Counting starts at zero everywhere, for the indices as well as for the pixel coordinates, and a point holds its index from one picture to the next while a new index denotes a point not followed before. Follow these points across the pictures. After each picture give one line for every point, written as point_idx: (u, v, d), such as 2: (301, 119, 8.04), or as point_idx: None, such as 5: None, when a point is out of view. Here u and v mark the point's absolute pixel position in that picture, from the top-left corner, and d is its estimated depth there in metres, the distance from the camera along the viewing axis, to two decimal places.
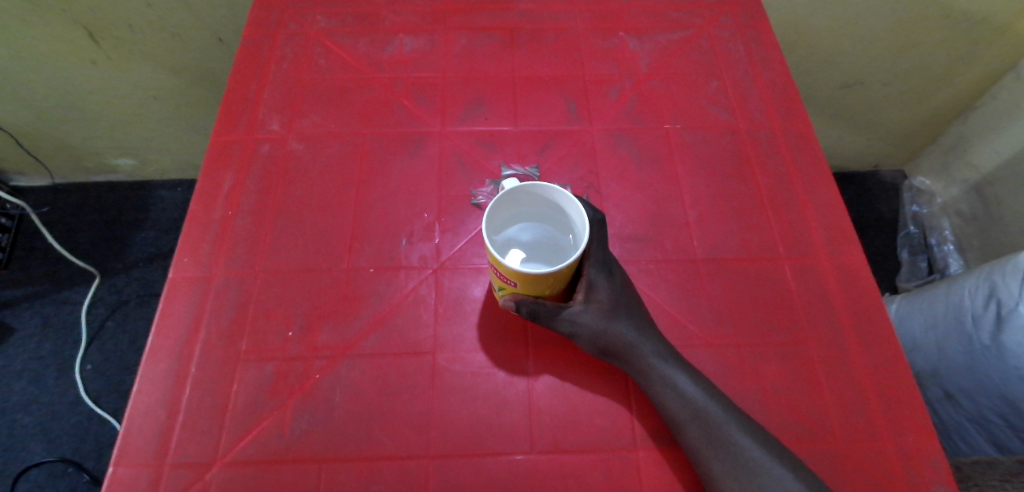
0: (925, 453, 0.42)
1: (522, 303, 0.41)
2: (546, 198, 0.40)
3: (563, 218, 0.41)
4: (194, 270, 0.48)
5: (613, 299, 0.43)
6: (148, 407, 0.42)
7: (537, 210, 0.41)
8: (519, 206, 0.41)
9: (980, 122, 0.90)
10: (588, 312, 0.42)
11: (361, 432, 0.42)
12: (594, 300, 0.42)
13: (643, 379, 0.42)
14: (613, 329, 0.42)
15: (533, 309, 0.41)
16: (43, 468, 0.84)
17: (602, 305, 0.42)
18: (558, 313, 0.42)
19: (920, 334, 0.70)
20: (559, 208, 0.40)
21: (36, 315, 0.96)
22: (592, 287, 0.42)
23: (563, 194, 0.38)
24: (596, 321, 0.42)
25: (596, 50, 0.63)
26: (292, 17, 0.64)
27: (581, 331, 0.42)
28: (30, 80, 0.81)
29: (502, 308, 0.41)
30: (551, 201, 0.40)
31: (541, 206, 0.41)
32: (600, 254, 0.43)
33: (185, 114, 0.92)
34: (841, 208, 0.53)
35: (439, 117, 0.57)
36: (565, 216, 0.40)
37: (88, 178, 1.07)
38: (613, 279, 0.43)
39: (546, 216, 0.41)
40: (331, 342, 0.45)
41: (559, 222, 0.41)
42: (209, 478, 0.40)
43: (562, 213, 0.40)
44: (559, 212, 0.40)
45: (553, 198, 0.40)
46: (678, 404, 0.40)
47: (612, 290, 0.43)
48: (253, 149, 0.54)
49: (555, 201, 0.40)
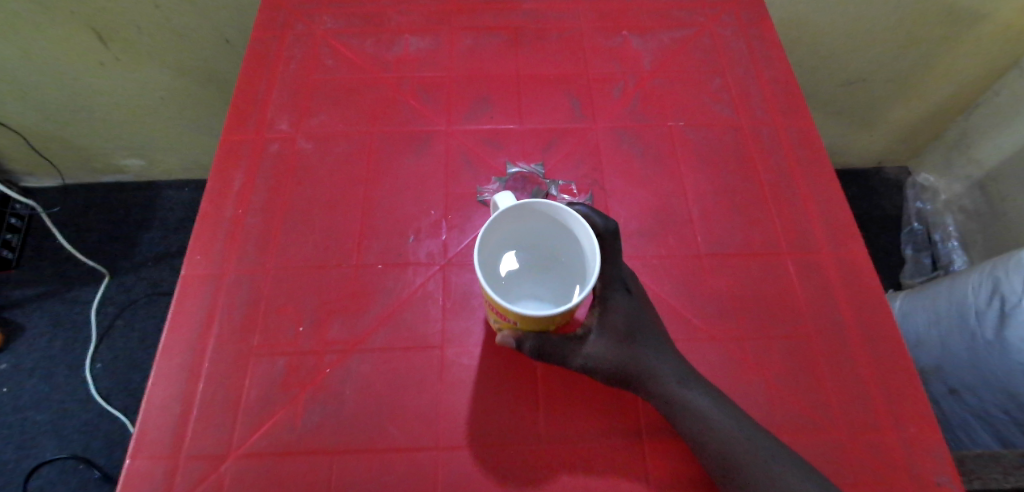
0: (927, 443, 0.42)
1: (523, 339, 0.41)
2: (550, 215, 0.40)
3: (570, 237, 0.41)
4: (206, 267, 0.49)
5: (628, 323, 0.42)
6: (164, 400, 0.43)
7: (541, 228, 0.41)
8: (521, 222, 0.41)
9: (984, 117, 0.90)
10: (606, 340, 0.42)
11: (372, 424, 0.42)
12: (608, 325, 0.42)
13: (661, 405, 0.41)
14: (629, 355, 0.41)
15: (538, 346, 0.41)
16: (53, 464, 0.86)
17: (616, 330, 0.42)
18: (568, 346, 0.41)
19: (924, 331, 0.71)
20: (566, 226, 0.40)
21: (46, 314, 0.98)
22: (607, 311, 0.42)
23: (569, 213, 0.39)
24: (611, 349, 0.41)
25: (600, 49, 0.64)
26: (299, 18, 0.65)
27: (596, 363, 0.41)
28: (41, 83, 0.82)
29: (501, 343, 0.41)
30: (557, 218, 0.40)
31: (546, 224, 0.41)
32: (616, 273, 0.43)
33: (194, 114, 0.94)
34: (842, 203, 0.53)
35: (445, 115, 0.58)
36: (572, 234, 0.40)
37: (96, 178, 1.09)
38: (633, 300, 0.43)
39: (550, 235, 0.42)
40: (341, 337, 0.46)
41: (566, 241, 0.41)
42: (222, 470, 0.40)
43: (568, 231, 0.41)
44: (565, 230, 0.41)
45: (559, 216, 0.40)
46: (698, 425, 0.39)
47: (630, 312, 0.42)
48: (262, 148, 0.55)
49: (561, 219, 0.40)
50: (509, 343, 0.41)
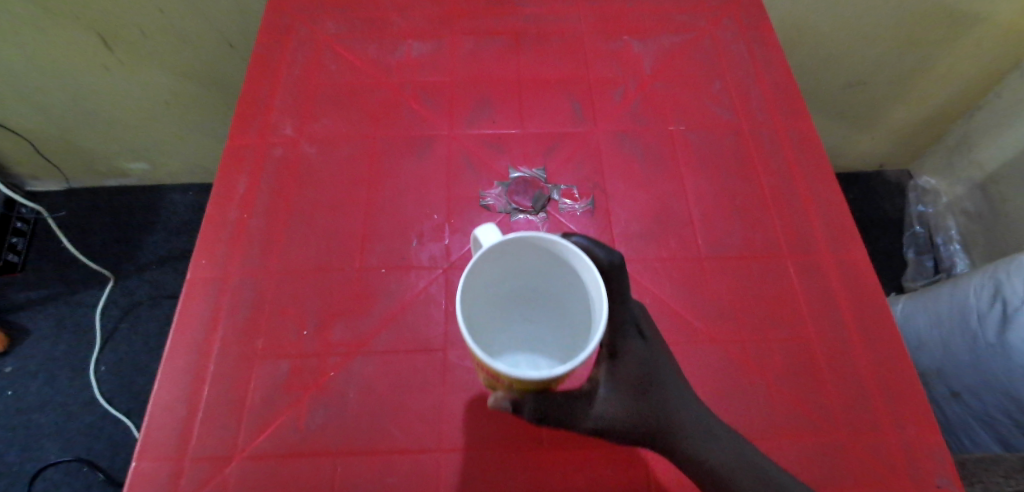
0: (926, 445, 0.42)
1: (521, 402, 0.35)
2: (544, 248, 0.35)
3: (568, 273, 0.35)
4: (211, 270, 0.49)
5: (641, 373, 0.40)
6: (169, 402, 0.44)
7: (532, 263, 0.36)
8: (507, 258, 0.35)
9: (985, 120, 0.91)
10: (620, 392, 0.39)
11: (374, 425, 0.43)
12: (621, 378, 0.40)
13: (679, 458, 0.39)
14: (645, 408, 0.39)
15: (539, 409, 0.35)
16: (57, 467, 0.88)
17: (630, 383, 0.39)
18: (579, 405, 0.38)
19: (926, 333, 0.72)
20: (564, 260, 0.35)
21: (51, 316, 1.01)
22: (618, 358, 0.40)
23: (568, 247, 0.33)
24: (625, 405, 0.39)
25: (600, 52, 0.64)
26: (302, 22, 0.65)
27: (610, 423, 0.38)
28: (47, 86, 0.84)
29: (494, 406, 0.35)
30: (553, 252, 0.35)
31: (539, 258, 0.36)
32: (626, 314, 0.41)
33: (201, 116, 0.95)
34: (842, 206, 0.54)
35: (447, 119, 0.59)
36: (571, 270, 0.35)
37: (101, 182, 1.11)
38: (648, 345, 0.41)
39: (545, 271, 0.36)
40: (344, 339, 0.46)
41: (564, 277, 0.36)
42: (226, 472, 0.41)
43: (567, 268, 0.35)
44: (563, 265, 0.35)
45: (555, 249, 0.34)
46: (720, 472, 0.38)
47: (643, 360, 0.40)
48: (266, 152, 0.56)
49: (558, 252, 0.34)
50: (503, 407, 0.35)
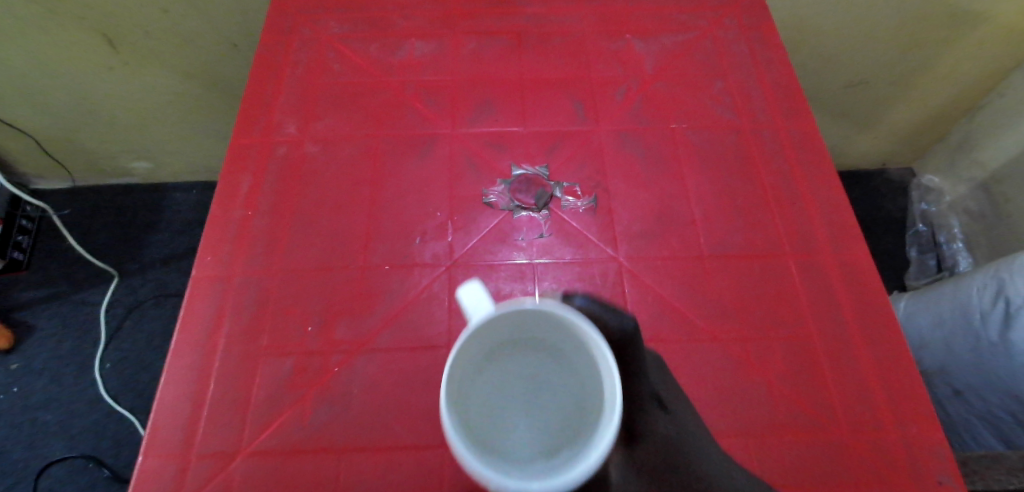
0: (927, 443, 0.42)
1: None
2: (544, 321, 0.35)
3: (571, 340, 0.34)
4: (216, 268, 0.50)
5: (663, 450, 0.38)
6: (175, 400, 0.44)
7: (535, 332, 0.35)
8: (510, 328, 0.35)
9: (989, 119, 0.91)
10: (637, 477, 0.37)
11: (377, 423, 0.43)
12: (641, 456, 0.37)
13: None
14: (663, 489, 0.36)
15: None
16: (63, 464, 0.89)
17: (650, 462, 0.37)
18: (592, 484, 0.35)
19: (928, 332, 0.72)
20: (566, 330, 0.35)
21: (56, 315, 1.01)
22: (642, 437, 0.39)
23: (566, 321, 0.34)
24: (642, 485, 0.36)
25: (602, 52, 0.64)
26: (305, 23, 0.66)
27: None
28: (52, 86, 0.85)
29: None
30: (554, 323, 0.35)
31: (541, 328, 0.35)
32: (643, 386, 0.41)
33: (206, 115, 0.96)
34: (844, 205, 0.54)
35: (449, 118, 0.59)
36: (572, 338, 0.34)
37: (104, 181, 1.12)
38: (672, 418, 0.40)
39: (549, 337, 0.35)
40: (347, 337, 0.47)
41: (566, 343, 0.34)
42: (231, 469, 0.41)
43: (569, 337, 0.34)
44: (565, 334, 0.35)
45: (556, 322, 0.34)
46: None
47: (667, 435, 0.39)
48: (269, 151, 0.56)
49: (558, 324, 0.34)
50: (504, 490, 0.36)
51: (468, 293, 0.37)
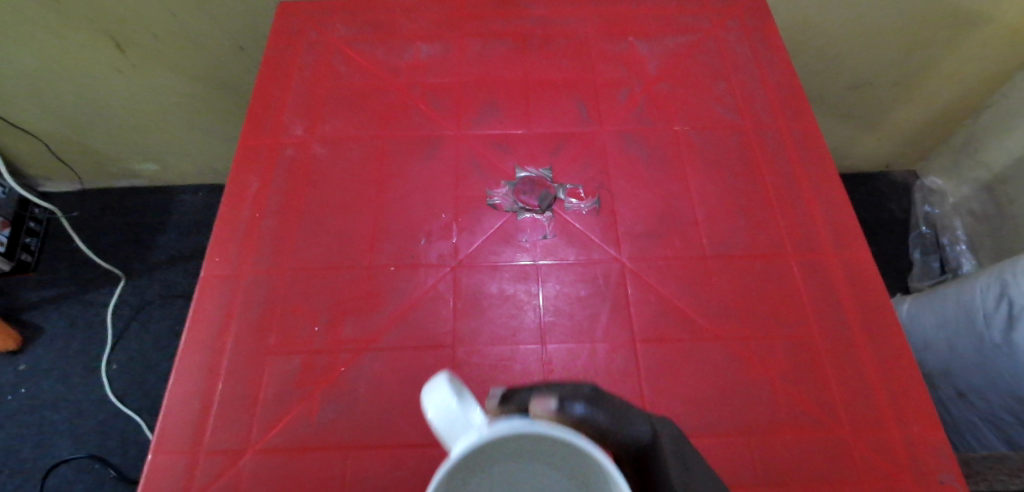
0: (931, 443, 0.43)
1: None
2: (536, 441, 0.23)
3: (576, 460, 0.23)
4: (224, 268, 0.50)
5: None
6: (185, 397, 0.45)
7: (522, 452, 0.23)
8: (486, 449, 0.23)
9: (993, 120, 0.91)
10: None
11: (383, 420, 0.44)
12: None
13: None
14: None
15: None
16: (70, 463, 0.90)
17: None
18: None
19: (932, 334, 0.72)
20: (568, 450, 0.23)
21: (64, 315, 1.02)
22: None
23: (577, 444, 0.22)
24: None
25: (606, 54, 0.65)
26: (312, 26, 0.67)
27: None
28: (62, 88, 0.86)
29: None
30: (552, 443, 0.23)
31: (528, 447, 0.23)
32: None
33: (213, 118, 0.97)
34: (846, 206, 0.54)
35: (455, 120, 0.59)
36: (581, 461, 0.23)
37: (112, 183, 1.13)
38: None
39: (542, 456, 0.23)
40: (354, 336, 0.47)
41: (568, 463, 0.23)
42: (240, 465, 0.42)
43: (576, 458, 0.23)
44: (566, 454, 0.23)
45: (555, 442, 0.22)
46: None
47: None
48: (277, 153, 0.57)
49: (560, 443, 0.22)
50: None
51: (433, 397, 0.26)
